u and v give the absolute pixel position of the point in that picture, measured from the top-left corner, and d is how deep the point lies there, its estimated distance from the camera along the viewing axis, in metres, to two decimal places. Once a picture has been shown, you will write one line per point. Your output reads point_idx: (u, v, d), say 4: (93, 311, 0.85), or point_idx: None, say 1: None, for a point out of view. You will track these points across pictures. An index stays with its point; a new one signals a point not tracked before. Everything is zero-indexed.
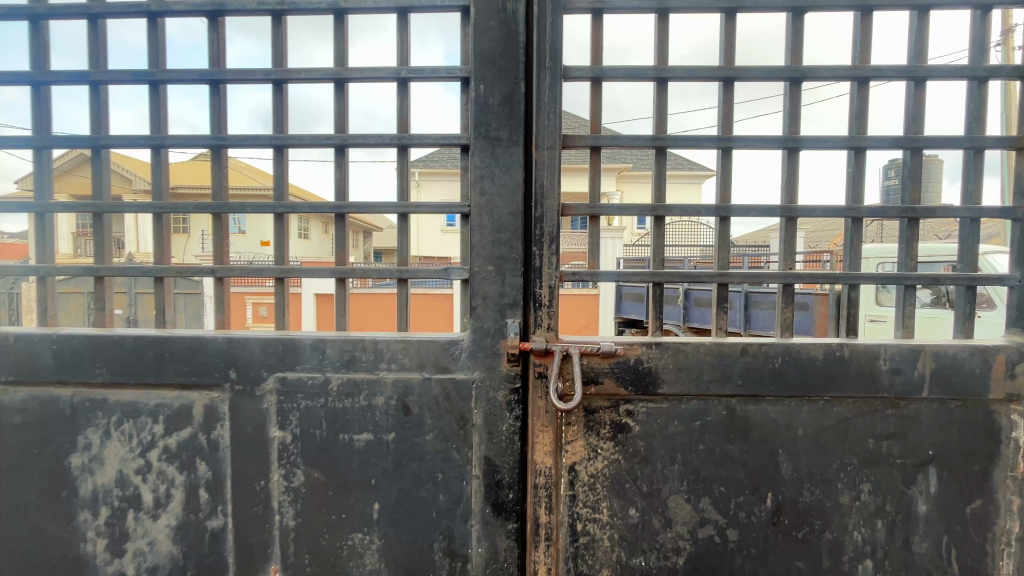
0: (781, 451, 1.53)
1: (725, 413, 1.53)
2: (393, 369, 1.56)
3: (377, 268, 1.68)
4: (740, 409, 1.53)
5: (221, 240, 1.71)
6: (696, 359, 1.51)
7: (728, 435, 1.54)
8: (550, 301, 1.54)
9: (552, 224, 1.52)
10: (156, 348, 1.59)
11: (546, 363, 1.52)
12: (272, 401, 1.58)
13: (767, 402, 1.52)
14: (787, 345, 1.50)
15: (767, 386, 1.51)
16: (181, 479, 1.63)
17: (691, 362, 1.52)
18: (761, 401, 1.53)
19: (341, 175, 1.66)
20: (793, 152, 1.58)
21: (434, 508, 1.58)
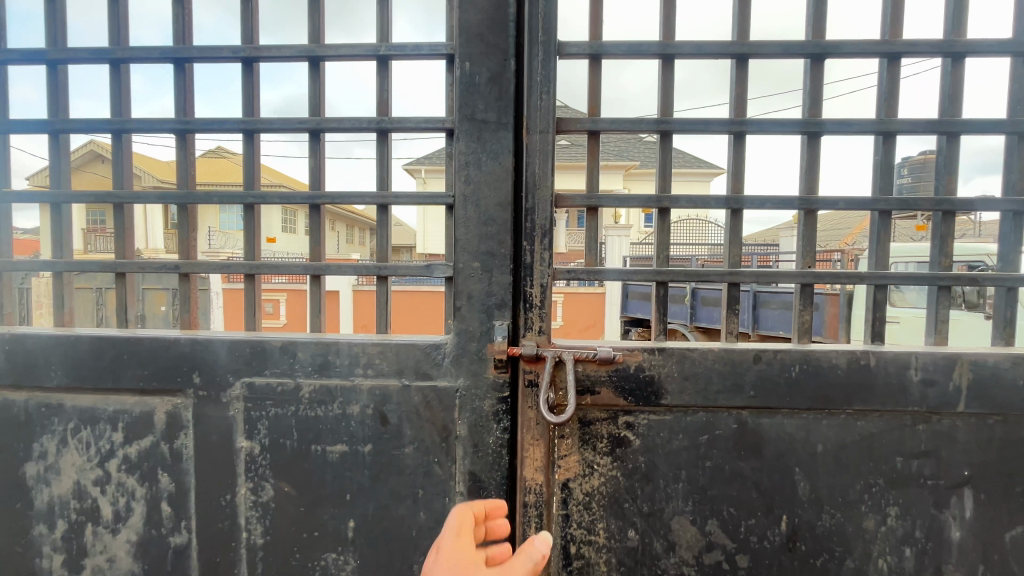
0: (798, 469, 1.38)
1: (736, 427, 1.38)
2: (369, 375, 1.43)
3: (353, 264, 1.54)
4: (752, 423, 1.38)
5: (188, 233, 1.58)
6: (703, 367, 1.36)
7: (739, 451, 1.39)
8: (542, 302, 1.39)
9: (544, 216, 1.37)
10: (115, 350, 1.47)
11: (537, 370, 1.38)
12: (239, 408, 1.45)
13: (782, 415, 1.37)
14: (806, 352, 1.35)
15: (783, 397, 1.36)
16: (143, 491, 1.50)
17: (698, 370, 1.37)
18: (775, 414, 1.37)
19: (316, 162, 1.52)
20: (814, 138, 1.42)
21: (414, 527, 1.44)
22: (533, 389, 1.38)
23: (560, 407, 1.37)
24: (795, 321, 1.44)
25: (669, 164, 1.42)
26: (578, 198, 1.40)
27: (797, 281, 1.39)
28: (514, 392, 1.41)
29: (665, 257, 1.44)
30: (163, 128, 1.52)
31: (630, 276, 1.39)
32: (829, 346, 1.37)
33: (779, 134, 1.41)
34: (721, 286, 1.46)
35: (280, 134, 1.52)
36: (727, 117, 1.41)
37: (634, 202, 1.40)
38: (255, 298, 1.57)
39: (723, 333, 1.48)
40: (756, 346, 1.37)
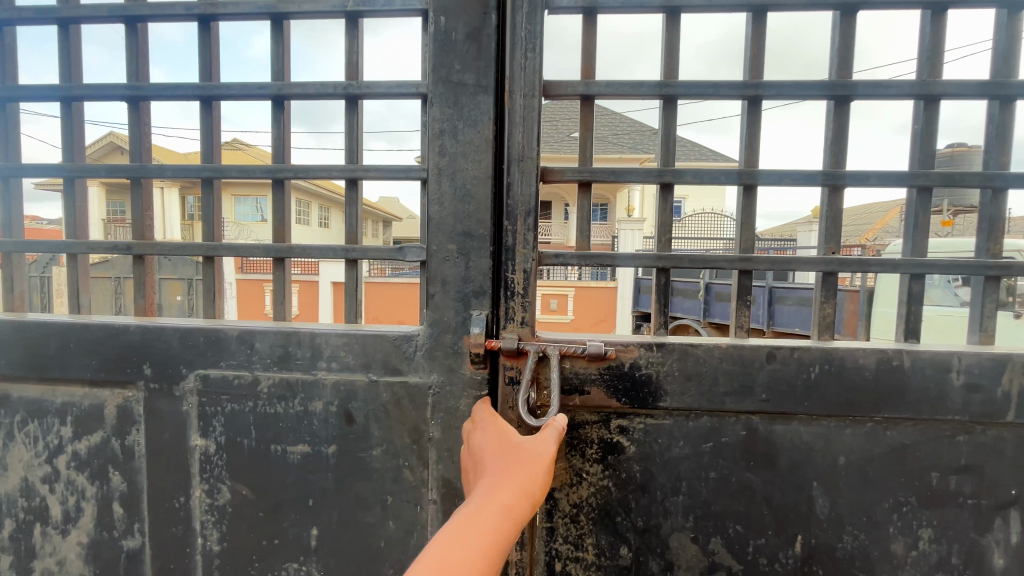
0: (815, 483, 1.21)
1: (745, 434, 1.21)
2: (334, 369, 1.28)
3: (318, 245, 1.36)
4: (764, 430, 1.20)
5: (142, 210, 1.44)
6: (708, 366, 1.19)
7: (748, 462, 1.22)
8: (525, 290, 1.23)
9: (528, 192, 1.21)
10: (62, 337, 1.35)
11: (518, 366, 1.22)
12: (193, 403, 1.32)
13: (798, 421, 1.20)
14: (828, 351, 1.17)
15: (800, 401, 1.18)
16: (94, 490, 1.39)
17: (702, 368, 1.20)
18: (791, 420, 1.20)
19: (279, 133, 1.38)
20: (842, 103, 1.23)
21: (383, 537, 1.31)
22: (515, 388, 1.22)
23: (544, 408, 1.22)
24: (816, 315, 1.26)
25: (673, 137, 1.25)
26: (567, 171, 1.23)
27: (819, 269, 1.20)
28: (494, 391, 1.26)
29: (666, 241, 1.27)
30: (113, 94, 1.38)
31: (627, 261, 1.23)
32: (855, 345, 1.18)
33: (802, 98, 1.22)
34: (730, 274, 1.28)
35: (239, 101, 1.37)
36: (741, 79, 1.22)
37: (632, 177, 1.22)
38: (214, 283, 1.43)
39: (732, 328, 1.30)
40: (769, 343, 1.19)
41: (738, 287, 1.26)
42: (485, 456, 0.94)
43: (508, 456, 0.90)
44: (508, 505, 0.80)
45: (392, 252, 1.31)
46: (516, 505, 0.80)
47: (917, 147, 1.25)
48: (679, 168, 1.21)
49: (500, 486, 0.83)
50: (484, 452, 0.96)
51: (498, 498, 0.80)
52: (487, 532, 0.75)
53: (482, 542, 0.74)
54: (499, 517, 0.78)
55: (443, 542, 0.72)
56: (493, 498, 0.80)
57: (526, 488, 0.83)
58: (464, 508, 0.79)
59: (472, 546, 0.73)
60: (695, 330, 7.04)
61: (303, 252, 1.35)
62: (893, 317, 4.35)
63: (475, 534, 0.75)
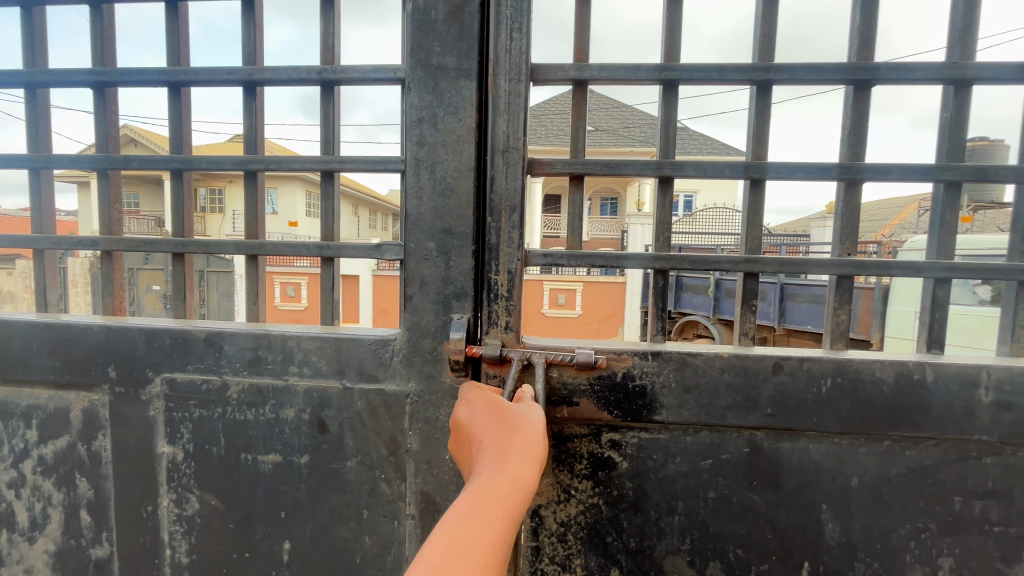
0: (825, 506, 1.11)
1: (748, 451, 1.11)
2: (306, 375, 1.20)
3: (292, 242, 1.28)
4: (768, 447, 1.10)
5: (109, 203, 1.36)
6: (708, 377, 1.09)
7: (751, 481, 1.12)
8: (510, 292, 1.13)
9: (514, 186, 1.11)
10: (26, 337, 1.28)
11: (502, 375, 1.13)
12: (160, 408, 1.25)
13: (807, 439, 1.09)
14: (841, 362, 1.06)
15: (809, 417, 1.08)
16: (60, 497, 1.32)
17: (701, 379, 1.10)
18: (799, 437, 1.09)
19: (252, 122, 1.29)
20: (862, 88, 1.12)
21: (358, 553, 1.23)
22: None
23: None
24: (828, 323, 1.15)
25: (673, 128, 1.14)
26: (557, 164, 1.12)
27: (834, 273, 1.09)
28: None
29: (664, 240, 1.16)
30: (77, 79, 1.30)
31: (621, 261, 1.12)
32: (873, 356, 1.08)
33: (817, 82, 1.11)
34: (734, 277, 1.18)
35: (209, 88, 1.29)
36: (749, 61, 1.11)
37: (628, 169, 1.11)
38: (185, 281, 1.35)
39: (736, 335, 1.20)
40: (776, 353, 1.09)
41: (743, 291, 1.15)
42: (473, 425, 0.81)
43: (504, 422, 0.77)
44: (516, 476, 0.67)
45: (368, 250, 1.22)
46: (526, 475, 0.68)
47: (946, 138, 1.13)
48: (680, 160, 1.10)
49: (505, 458, 0.69)
50: (473, 420, 0.81)
51: (506, 466, 0.68)
52: (498, 509, 0.63)
53: (496, 523, 0.61)
54: (510, 490, 0.65)
55: (448, 529, 0.59)
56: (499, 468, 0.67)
57: (532, 451, 0.71)
58: (467, 488, 0.65)
59: (482, 533, 0.60)
60: (704, 327, 6.90)
61: (275, 249, 1.26)
62: (911, 316, 4.19)
63: (483, 516, 0.61)
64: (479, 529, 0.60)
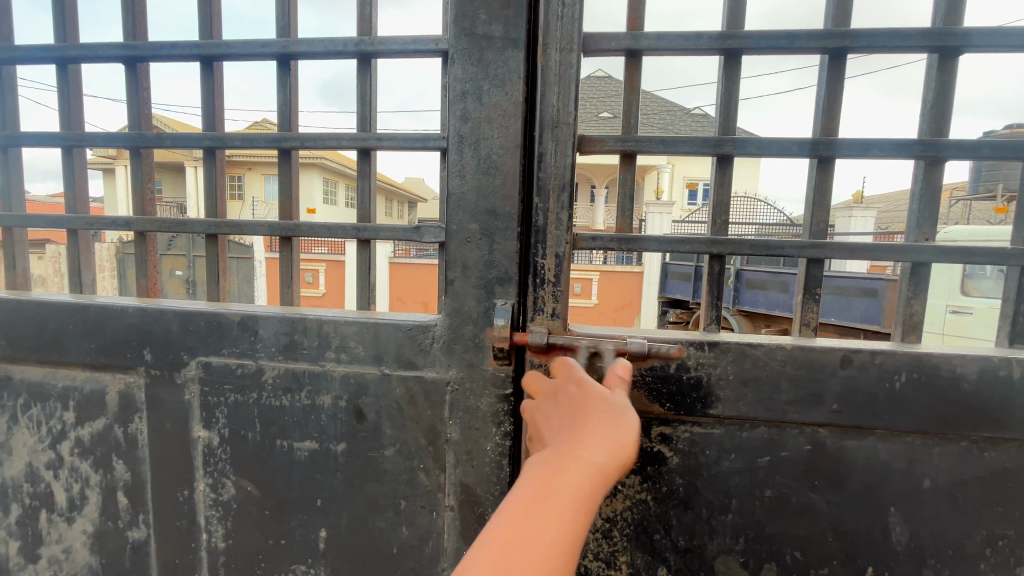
0: (893, 509, 1.04)
1: (810, 449, 1.04)
2: (342, 361, 1.16)
3: (327, 224, 1.23)
4: (833, 445, 1.03)
5: (142, 182, 1.33)
6: (768, 370, 1.02)
7: (812, 481, 1.05)
8: (557, 276, 1.08)
9: (562, 165, 1.05)
10: (62, 318, 1.27)
11: (547, 365, 1.08)
12: (195, 392, 1.23)
13: (876, 438, 1.02)
14: (919, 356, 0.98)
15: (880, 416, 1.00)
16: (97, 479, 1.32)
17: (763, 372, 1.03)
18: (866, 436, 1.02)
19: (285, 98, 1.24)
20: (948, 56, 1.01)
21: (395, 543, 1.20)
22: None
23: None
24: (899, 313, 1.07)
25: (733, 102, 1.06)
26: (608, 140, 1.05)
27: (910, 259, 1.01)
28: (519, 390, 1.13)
29: (721, 224, 1.08)
30: (108, 53, 1.26)
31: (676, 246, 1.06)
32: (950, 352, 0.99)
33: (898, 51, 1.01)
34: (797, 263, 1.10)
35: (241, 62, 1.24)
36: (822, 27, 1.02)
37: (684, 146, 1.04)
38: (218, 264, 1.32)
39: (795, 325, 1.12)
40: (843, 346, 1.01)
41: (806, 278, 1.08)
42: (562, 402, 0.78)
43: (589, 406, 0.74)
44: (592, 466, 0.65)
45: (407, 231, 1.17)
46: (602, 466, 0.66)
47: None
48: (742, 137, 1.02)
49: (579, 444, 0.68)
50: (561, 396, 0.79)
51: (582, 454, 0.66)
52: (568, 499, 0.63)
53: (560, 511, 0.62)
54: (582, 482, 0.64)
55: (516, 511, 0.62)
56: (575, 454, 0.66)
57: (613, 441, 0.67)
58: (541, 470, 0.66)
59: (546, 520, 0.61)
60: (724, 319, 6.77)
61: (310, 231, 1.22)
62: (943, 310, 4.06)
63: (553, 505, 0.62)
64: (546, 516, 0.61)
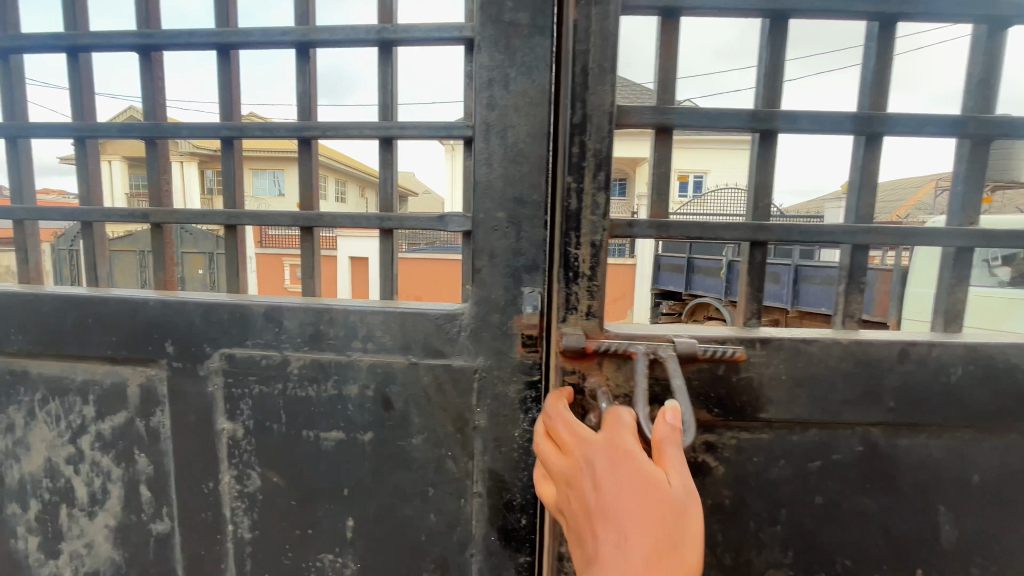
0: (942, 508, 1.07)
1: (862, 450, 1.06)
2: (369, 350, 1.16)
3: (350, 213, 1.22)
4: (884, 445, 1.06)
5: (157, 173, 1.31)
6: (824, 366, 1.04)
7: (864, 484, 1.07)
8: (592, 272, 1.06)
9: (602, 145, 1.03)
10: (80, 311, 1.26)
11: (581, 370, 1.06)
12: (219, 384, 1.22)
13: (927, 434, 1.05)
14: (974, 349, 1.01)
15: (933, 413, 1.03)
16: (119, 472, 1.31)
17: (816, 371, 1.04)
18: (918, 433, 1.05)
19: (305, 87, 1.23)
20: (997, 28, 1.02)
21: (423, 530, 1.21)
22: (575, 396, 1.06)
23: None
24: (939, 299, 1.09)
25: (778, 81, 1.05)
26: (644, 112, 1.04)
27: (958, 243, 1.03)
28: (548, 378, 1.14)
29: (765, 210, 1.09)
30: (122, 42, 1.24)
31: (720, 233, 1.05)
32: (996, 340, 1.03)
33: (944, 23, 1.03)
34: (839, 250, 1.10)
35: (259, 50, 1.22)
36: None
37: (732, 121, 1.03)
38: (238, 255, 1.30)
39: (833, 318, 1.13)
40: (895, 339, 1.04)
41: (852, 266, 1.08)
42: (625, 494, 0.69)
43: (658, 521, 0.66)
44: None
45: (432, 221, 1.16)
46: None
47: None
48: (792, 111, 1.03)
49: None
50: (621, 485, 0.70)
51: None
52: None
53: None
54: None
55: None
56: None
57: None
58: None
59: None
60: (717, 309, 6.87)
61: (333, 220, 1.21)
62: (929, 299, 4.16)
63: None
64: None
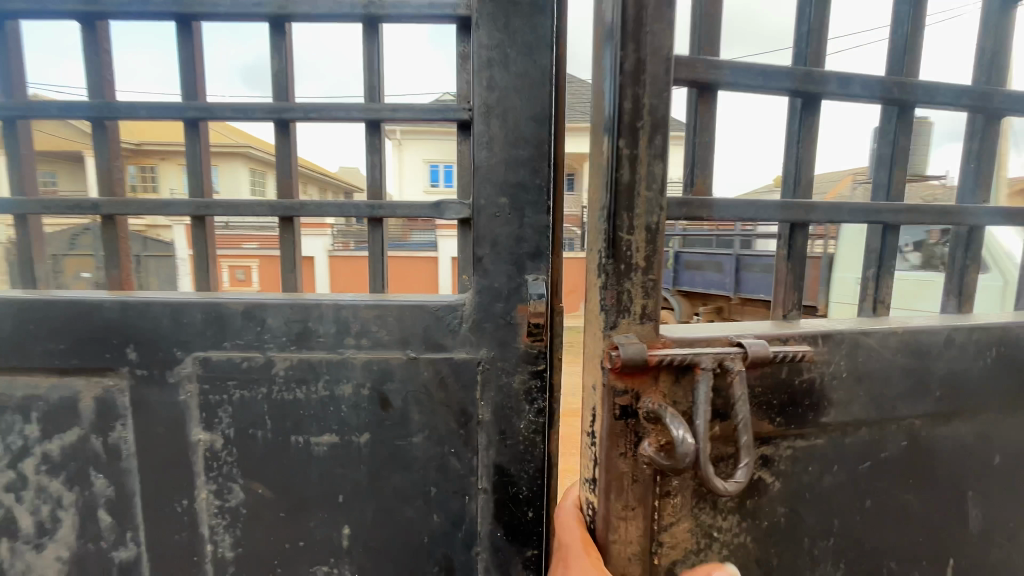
0: (971, 492, 1.17)
1: (907, 444, 1.12)
2: (364, 347, 1.09)
3: (337, 201, 1.13)
4: (925, 436, 1.12)
5: (106, 160, 1.16)
6: (880, 360, 1.07)
7: (908, 480, 1.13)
8: (648, 263, 0.99)
9: (657, 103, 0.95)
10: (18, 317, 1.10)
11: (634, 389, 0.97)
12: (192, 392, 1.11)
13: (960, 422, 1.14)
14: (1005, 332, 1.12)
15: (968, 401, 1.13)
16: (72, 497, 1.16)
17: (871, 365, 1.07)
18: (953, 423, 1.13)
19: (281, 64, 1.13)
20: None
21: (426, 532, 1.16)
22: (627, 421, 0.98)
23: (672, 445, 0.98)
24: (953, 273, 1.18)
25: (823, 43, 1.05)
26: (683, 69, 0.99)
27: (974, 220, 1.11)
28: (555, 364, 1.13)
29: (807, 185, 1.09)
30: (61, 10, 1.09)
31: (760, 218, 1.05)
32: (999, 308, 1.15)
33: None
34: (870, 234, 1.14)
35: (227, 23, 1.11)
36: None
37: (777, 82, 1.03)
38: (208, 250, 1.19)
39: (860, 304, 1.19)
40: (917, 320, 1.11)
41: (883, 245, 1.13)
42: None
43: None
44: None
45: (428, 207, 1.11)
46: None
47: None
48: (844, 74, 1.04)
49: None
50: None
51: None
52: None
53: None
54: None
55: None
56: None
57: None
58: None
59: None
60: None
61: (319, 209, 1.12)
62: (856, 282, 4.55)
63: None
64: None
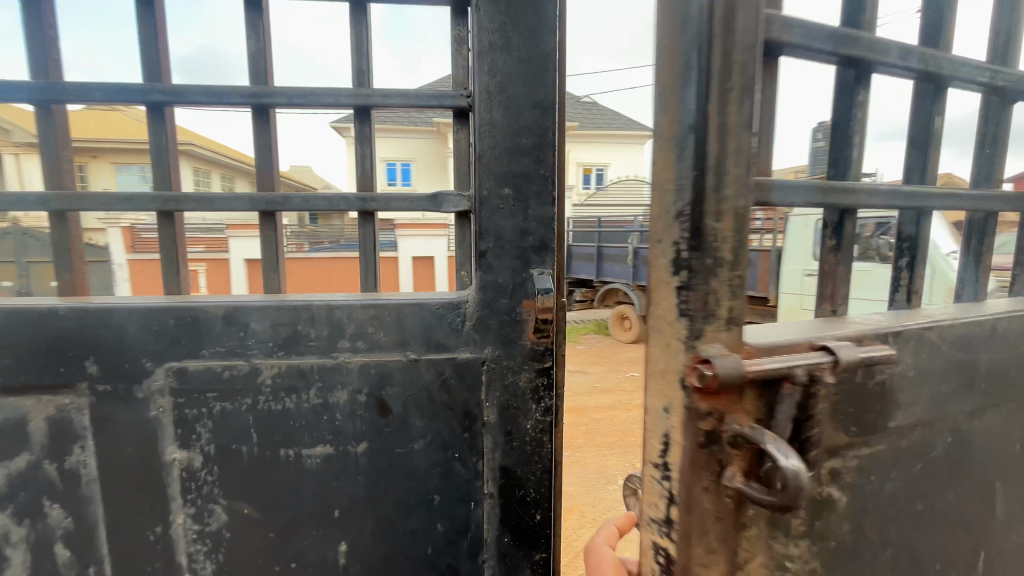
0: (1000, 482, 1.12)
1: (951, 441, 1.02)
2: (360, 350, 1.02)
3: (324, 193, 1.05)
4: (966, 430, 1.04)
5: (53, 148, 1.02)
6: (939, 354, 0.96)
7: (951, 478, 1.04)
8: (735, 256, 0.76)
9: (748, 57, 0.73)
10: None
11: (717, 411, 0.74)
12: (165, 406, 1.00)
13: (993, 414, 1.07)
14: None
15: (1004, 392, 1.08)
16: (22, 532, 1.02)
17: (932, 361, 0.95)
18: (987, 415, 1.06)
19: (258, 45, 1.04)
20: None
21: (430, 543, 1.09)
22: (710, 448, 0.76)
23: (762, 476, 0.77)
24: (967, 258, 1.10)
25: None
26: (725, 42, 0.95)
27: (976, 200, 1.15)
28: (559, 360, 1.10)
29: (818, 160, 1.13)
30: None
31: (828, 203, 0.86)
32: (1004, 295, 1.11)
33: None
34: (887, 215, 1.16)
35: None
36: None
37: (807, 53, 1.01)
38: (177, 249, 1.08)
39: (892, 296, 1.05)
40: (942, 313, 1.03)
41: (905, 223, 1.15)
42: None
43: None
44: None
45: (426, 199, 1.05)
46: None
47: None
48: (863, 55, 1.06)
49: None
50: None
51: None
52: None
53: None
54: None
55: None
56: None
57: None
58: None
59: None
60: None
61: (304, 202, 1.04)
62: None
63: None
64: None
